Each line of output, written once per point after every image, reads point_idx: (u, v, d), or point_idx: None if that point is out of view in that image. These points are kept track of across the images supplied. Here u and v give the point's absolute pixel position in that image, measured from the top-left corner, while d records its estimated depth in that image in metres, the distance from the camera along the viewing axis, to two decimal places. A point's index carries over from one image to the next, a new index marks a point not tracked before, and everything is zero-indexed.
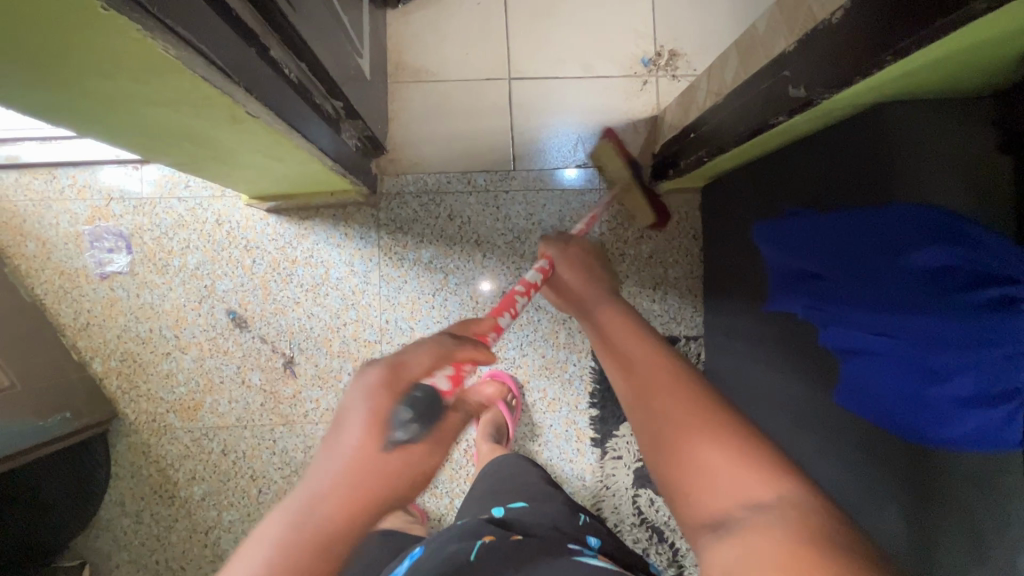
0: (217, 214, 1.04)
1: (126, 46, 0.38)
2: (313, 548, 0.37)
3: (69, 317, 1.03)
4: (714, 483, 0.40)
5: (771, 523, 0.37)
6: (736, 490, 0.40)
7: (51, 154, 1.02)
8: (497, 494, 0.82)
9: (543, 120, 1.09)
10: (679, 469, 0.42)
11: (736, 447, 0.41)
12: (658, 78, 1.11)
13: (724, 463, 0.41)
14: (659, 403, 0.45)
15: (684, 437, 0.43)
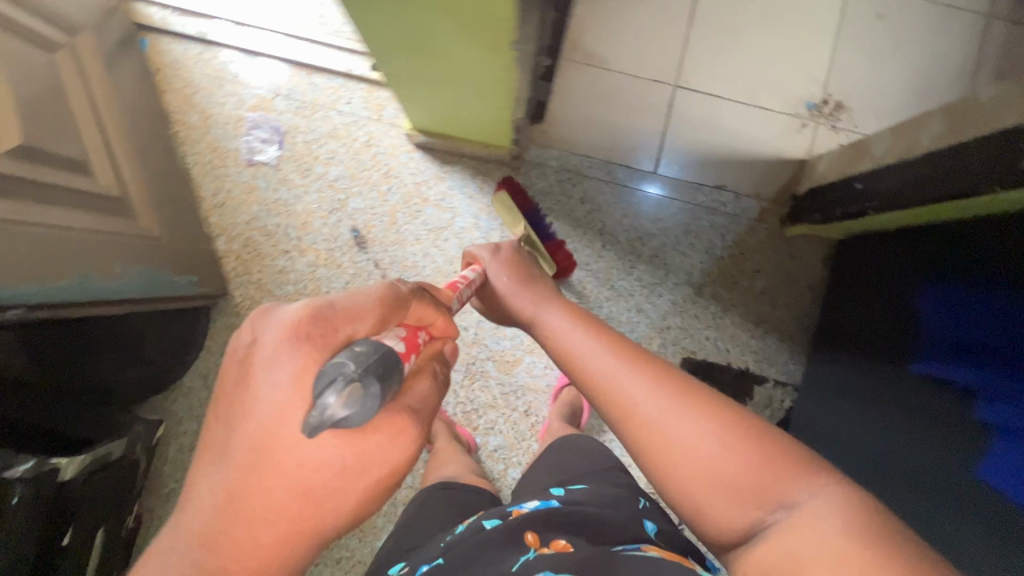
0: (369, 135, 1.08)
1: None
2: (260, 485, 0.44)
3: (208, 191, 1.08)
4: (720, 474, 0.51)
5: (824, 512, 0.46)
6: (745, 480, 0.50)
7: (238, 39, 1.07)
8: (560, 471, 0.84)
9: (696, 133, 1.11)
10: (682, 475, 0.53)
11: (724, 444, 0.52)
12: (818, 124, 1.10)
13: (724, 455, 0.52)
14: (637, 414, 0.57)
15: (677, 444, 0.54)
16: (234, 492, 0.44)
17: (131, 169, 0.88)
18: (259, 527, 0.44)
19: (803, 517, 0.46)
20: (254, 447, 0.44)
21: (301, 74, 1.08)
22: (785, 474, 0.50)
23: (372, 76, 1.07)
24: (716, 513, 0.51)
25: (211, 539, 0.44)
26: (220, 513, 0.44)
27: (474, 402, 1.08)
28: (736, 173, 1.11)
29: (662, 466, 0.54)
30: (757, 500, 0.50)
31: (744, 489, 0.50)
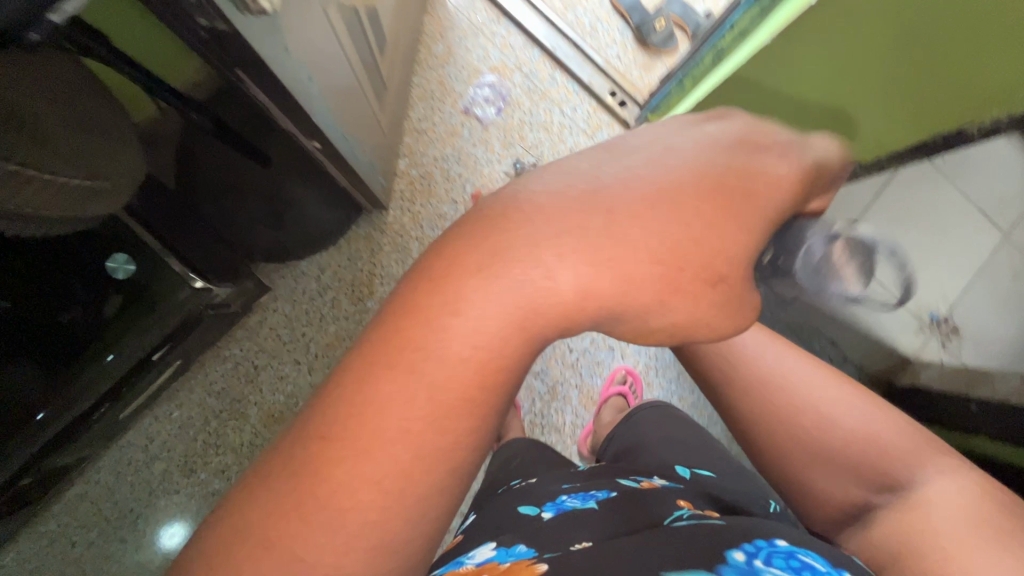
0: (576, 144, 1.14)
1: None
2: (533, 244, 0.29)
3: (417, 114, 1.10)
4: (858, 442, 0.51)
5: (960, 504, 0.42)
6: (885, 455, 0.49)
7: (511, 5, 1.13)
8: (666, 454, 0.71)
9: (837, 291, 1.20)
10: (801, 458, 0.54)
11: (858, 408, 0.53)
12: (934, 336, 1.18)
13: (882, 431, 0.51)
14: (780, 369, 0.59)
15: (814, 405, 0.55)
16: (595, 215, 0.30)
17: (395, 65, 0.91)
18: (537, 273, 0.29)
19: (919, 502, 0.43)
20: (655, 189, 0.31)
21: (548, 63, 1.14)
22: (927, 454, 0.48)
23: (605, 98, 1.13)
24: (843, 482, 0.51)
25: (512, 223, 0.30)
26: (557, 218, 0.30)
27: (546, 419, 1.09)
28: (852, 340, 1.20)
29: (786, 416, 0.56)
30: (872, 480, 0.49)
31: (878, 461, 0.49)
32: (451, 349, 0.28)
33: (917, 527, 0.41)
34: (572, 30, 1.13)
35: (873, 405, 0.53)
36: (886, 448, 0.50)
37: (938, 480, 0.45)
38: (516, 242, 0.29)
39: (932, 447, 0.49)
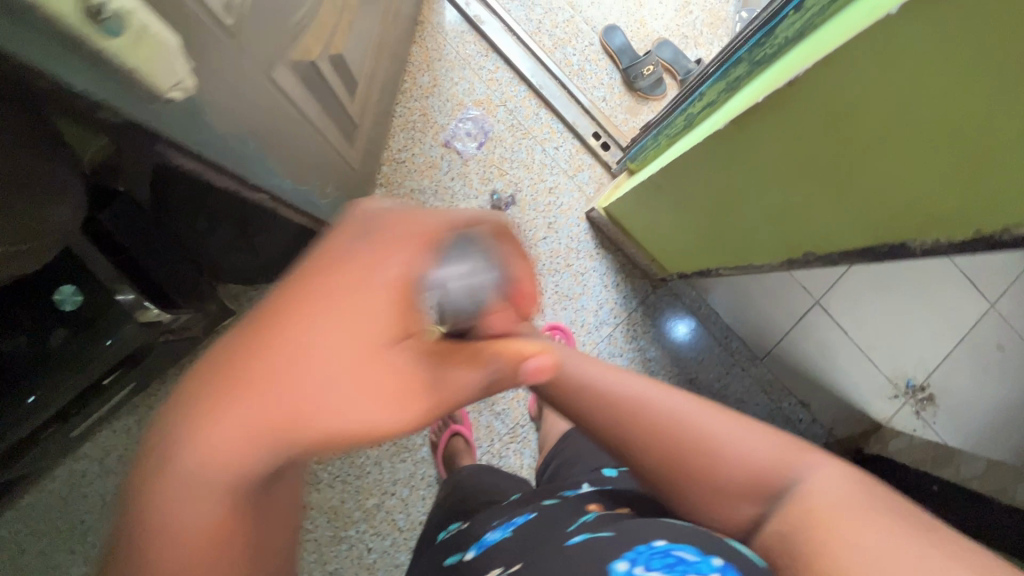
0: (555, 184, 1.12)
1: (914, 226, 0.47)
2: (203, 415, 0.27)
3: (397, 144, 1.10)
4: (740, 454, 0.48)
5: (853, 499, 0.41)
6: (764, 463, 0.47)
7: (500, 39, 1.12)
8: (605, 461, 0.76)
9: (812, 350, 1.18)
10: (688, 478, 0.49)
11: (715, 416, 0.50)
12: (906, 403, 1.17)
13: (753, 441, 0.49)
14: (633, 393, 0.52)
15: (676, 416, 0.50)
16: (325, 317, 0.28)
17: (370, 102, 0.91)
18: (232, 448, 0.27)
19: (807, 495, 0.43)
20: (379, 279, 0.29)
21: (533, 100, 1.12)
22: (796, 453, 0.47)
23: (589, 140, 1.12)
24: (731, 498, 0.48)
25: (187, 424, 0.27)
26: (305, 296, 0.28)
27: (502, 460, 1.09)
28: (821, 400, 1.18)
29: (642, 431, 0.51)
30: (756, 493, 0.47)
31: (758, 470, 0.47)
32: (190, 487, 0.27)
33: (822, 517, 0.40)
34: (559, 69, 1.12)
35: (740, 418, 0.51)
36: (759, 456, 0.47)
37: (819, 473, 0.44)
38: (264, 352, 0.27)
39: (798, 444, 0.48)
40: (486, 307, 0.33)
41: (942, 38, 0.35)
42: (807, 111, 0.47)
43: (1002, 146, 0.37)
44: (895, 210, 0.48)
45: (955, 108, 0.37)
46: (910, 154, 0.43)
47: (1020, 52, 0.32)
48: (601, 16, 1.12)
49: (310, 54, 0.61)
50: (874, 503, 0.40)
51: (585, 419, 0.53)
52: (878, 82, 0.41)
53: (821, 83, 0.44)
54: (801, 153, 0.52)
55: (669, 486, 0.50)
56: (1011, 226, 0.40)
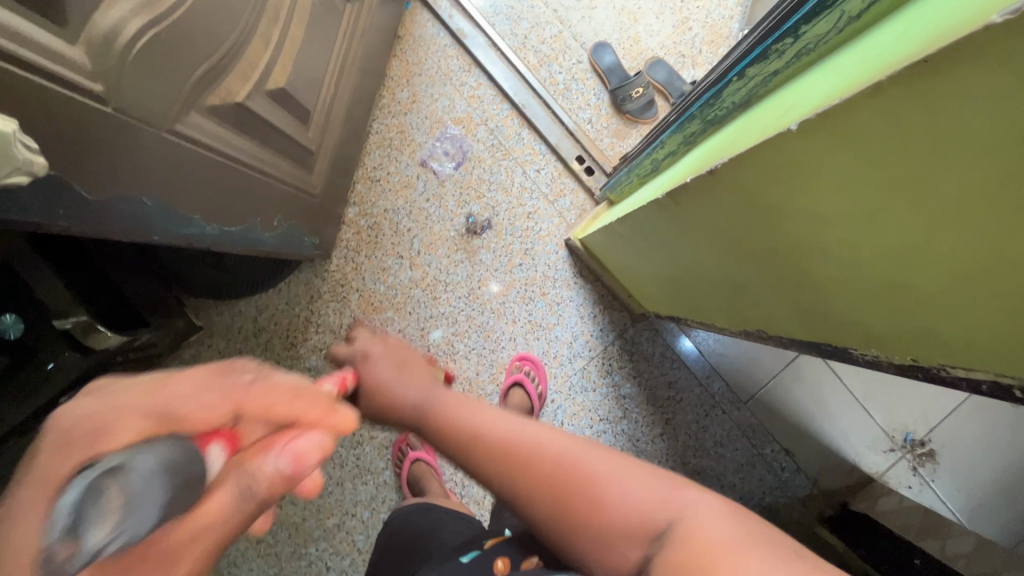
0: (534, 209, 1.07)
1: (853, 331, 0.41)
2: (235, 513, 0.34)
3: (372, 162, 1.06)
4: (621, 491, 0.43)
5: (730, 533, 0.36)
6: (646, 502, 0.42)
7: (484, 54, 1.06)
8: None
9: (801, 397, 1.11)
10: (575, 529, 0.43)
11: (598, 458, 0.45)
12: (903, 457, 1.08)
13: (638, 479, 0.43)
14: (532, 443, 0.48)
15: (561, 456, 0.46)
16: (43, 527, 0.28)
17: (332, 124, 0.88)
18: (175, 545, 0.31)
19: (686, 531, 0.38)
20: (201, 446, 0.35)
21: (515, 119, 1.07)
22: (678, 486, 0.42)
23: (572, 163, 1.06)
24: (613, 538, 0.42)
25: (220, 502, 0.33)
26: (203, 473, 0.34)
27: (464, 489, 1.07)
28: (808, 449, 1.11)
29: (518, 470, 0.47)
30: (644, 535, 0.40)
31: (642, 511, 0.41)
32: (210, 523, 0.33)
33: (702, 545, 0.36)
34: (543, 88, 1.07)
35: (634, 461, 0.45)
36: (648, 502, 0.41)
37: (695, 504, 0.40)
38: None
39: (686, 480, 0.43)
40: (221, 456, 0.36)
41: (851, 156, 0.30)
42: (733, 199, 0.42)
43: (928, 281, 0.32)
44: (832, 317, 0.42)
45: (877, 234, 0.32)
46: (838, 268, 0.37)
47: (931, 189, 0.27)
48: (592, 32, 1.07)
49: (235, 95, 0.58)
50: (744, 539, 0.36)
51: (475, 467, 0.50)
52: (796, 192, 0.36)
53: (743, 176, 0.39)
54: (734, 239, 0.46)
55: (554, 532, 0.45)
56: (947, 366, 0.35)
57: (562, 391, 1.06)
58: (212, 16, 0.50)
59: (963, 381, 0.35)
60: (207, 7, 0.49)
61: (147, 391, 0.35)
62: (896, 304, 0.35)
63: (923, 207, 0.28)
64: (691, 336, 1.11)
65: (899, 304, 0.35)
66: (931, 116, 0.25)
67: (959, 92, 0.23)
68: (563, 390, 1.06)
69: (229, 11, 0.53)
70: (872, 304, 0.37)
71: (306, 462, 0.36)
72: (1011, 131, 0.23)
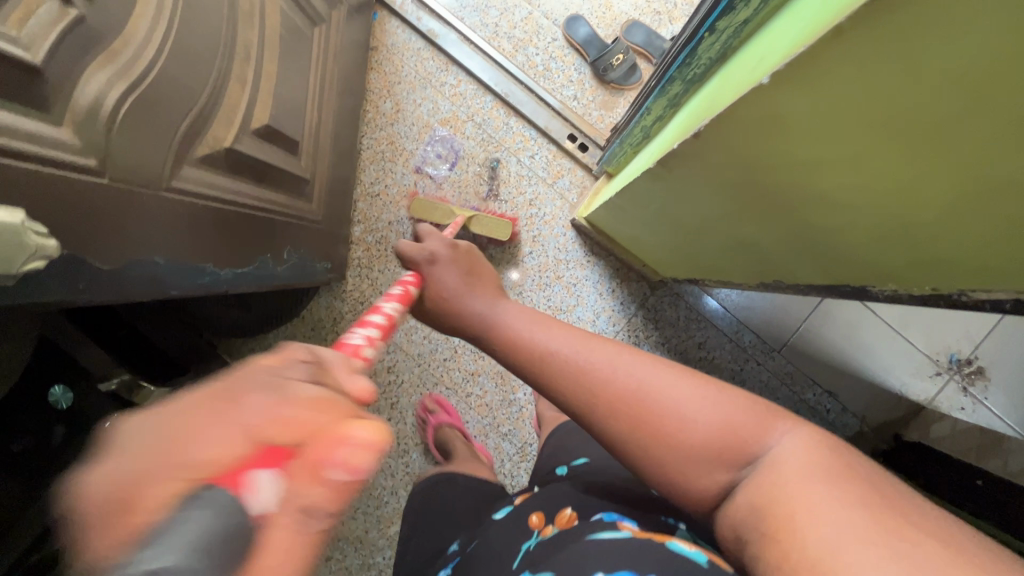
0: (536, 195, 1.07)
1: (863, 268, 0.41)
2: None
3: (369, 178, 1.07)
4: (705, 419, 0.42)
5: (823, 468, 0.35)
6: (720, 425, 0.41)
7: (458, 50, 1.05)
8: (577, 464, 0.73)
9: (835, 336, 1.09)
10: (655, 448, 0.43)
11: (675, 379, 0.45)
12: (950, 379, 1.06)
13: (719, 409, 0.42)
14: (618, 369, 0.47)
15: (642, 383, 0.45)
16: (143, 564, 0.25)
17: (323, 147, 0.89)
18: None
19: (774, 462, 0.38)
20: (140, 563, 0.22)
21: (501, 110, 1.06)
22: (765, 418, 0.41)
23: (565, 143, 1.05)
24: (694, 462, 0.41)
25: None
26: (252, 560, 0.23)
27: (514, 479, 1.09)
28: (852, 387, 1.09)
29: (600, 387, 0.47)
30: (728, 457, 0.40)
31: (723, 437, 0.41)
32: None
33: (778, 494, 0.36)
34: (523, 73, 1.05)
35: (708, 381, 0.45)
36: (726, 418, 0.41)
37: (781, 441, 0.39)
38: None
39: (770, 409, 0.42)
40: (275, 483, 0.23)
41: (828, 103, 0.30)
42: (720, 162, 0.42)
43: (919, 210, 0.32)
44: (843, 260, 0.42)
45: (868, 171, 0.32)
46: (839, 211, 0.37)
47: (906, 121, 0.28)
48: (562, 8, 1.05)
49: (223, 141, 0.59)
50: (840, 473, 0.35)
51: (544, 381, 0.52)
52: (782, 145, 0.35)
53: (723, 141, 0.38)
54: (733, 199, 0.46)
55: (625, 448, 0.45)
56: (965, 291, 0.35)
57: None
58: (184, 73, 0.51)
59: (986, 302, 0.35)
60: (178, 67, 0.50)
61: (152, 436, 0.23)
62: (896, 240, 0.35)
63: (907, 144, 0.29)
64: (715, 293, 1.09)
65: (897, 238, 0.35)
66: (909, 54, 0.25)
67: (936, 24, 0.23)
68: None
69: (201, 63, 0.54)
70: (874, 241, 0.37)
71: (362, 463, 0.24)
72: (995, 60, 0.23)
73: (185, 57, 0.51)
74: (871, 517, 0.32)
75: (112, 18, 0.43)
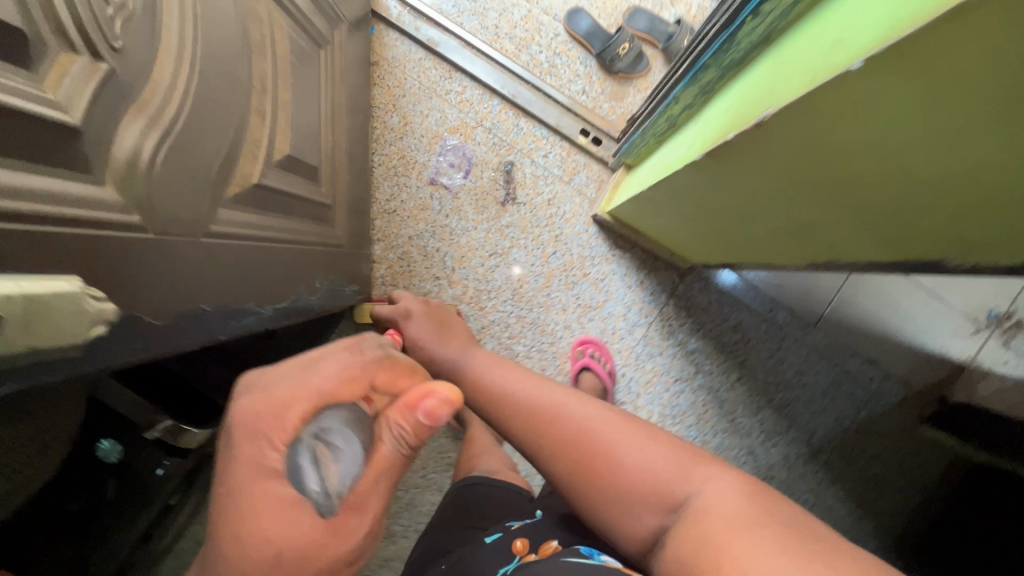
0: (554, 194, 1.05)
1: (939, 242, 0.40)
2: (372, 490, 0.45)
3: (384, 195, 1.06)
4: (638, 463, 0.47)
5: (740, 508, 0.40)
6: (651, 471, 0.46)
7: (460, 56, 1.04)
8: None
9: (870, 304, 1.07)
10: (595, 488, 0.48)
11: (619, 426, 0.51)
12: (991, 335, 1.03)
13: (651, 452, 0.48)
14: (568, 413, 0.53)
15: (586, 425, 0.52)
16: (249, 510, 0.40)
17: (340, 170, 0.88)
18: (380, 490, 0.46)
19: (696, 503, 0.42)
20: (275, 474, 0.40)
21: (509, 112, 1.05)
22: (692, 463, 0.46)
23: (578, 138, 1.04)
24: (630, 504, 0.46)
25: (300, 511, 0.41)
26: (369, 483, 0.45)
27: None
28: (892, 354, 1.07)
29: (552, 432, 0.53)
30: (658, 502, 0.45)
31: (653, 481, 0.46)
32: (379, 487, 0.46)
33: (698, 534, 0.39)
34: (528, 72, 1.04)
35: (643, 428, 0.51)
36: (658, 462, 0.47)
37: (703, 486, 0.43)
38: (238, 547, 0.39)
39: (697, 456, 0.47)
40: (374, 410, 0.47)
41: (896, 105, 0.28)
42: (778, 152, 0.40)
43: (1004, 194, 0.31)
44: (915, 237, 0.40)
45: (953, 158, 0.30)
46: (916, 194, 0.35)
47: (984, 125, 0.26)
48: (561, 1, 1.03)
49: (251, 177, 0.58)
50: (756, 515, 0.39)
51: (505, 425, 0.58)
52: (853, 136, 0.33)
53: (784, 131, 0.37)
54: (789, 184, 0.45)
55: (572, 488, 0.50)
56: None
57: (629, 362, 1.06)
58: (209, 115, 0.50)
59: None
60: (203, 111, 0.49)
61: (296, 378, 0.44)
62: (980, 217, 0.34)
63: (987, 144, 0.27)
64: (744, 274, 1.08)
65: (981, 215, 0.34)
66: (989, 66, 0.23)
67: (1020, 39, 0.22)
68: (629, 359, 1.06)
69: (223, 103, 0.53)
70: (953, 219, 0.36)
71: (437, 415, 0.46)
72: None
73: (207, 99, 0.50)
74: (783, 554, 0.35)
75: (138, 71, 0.42)
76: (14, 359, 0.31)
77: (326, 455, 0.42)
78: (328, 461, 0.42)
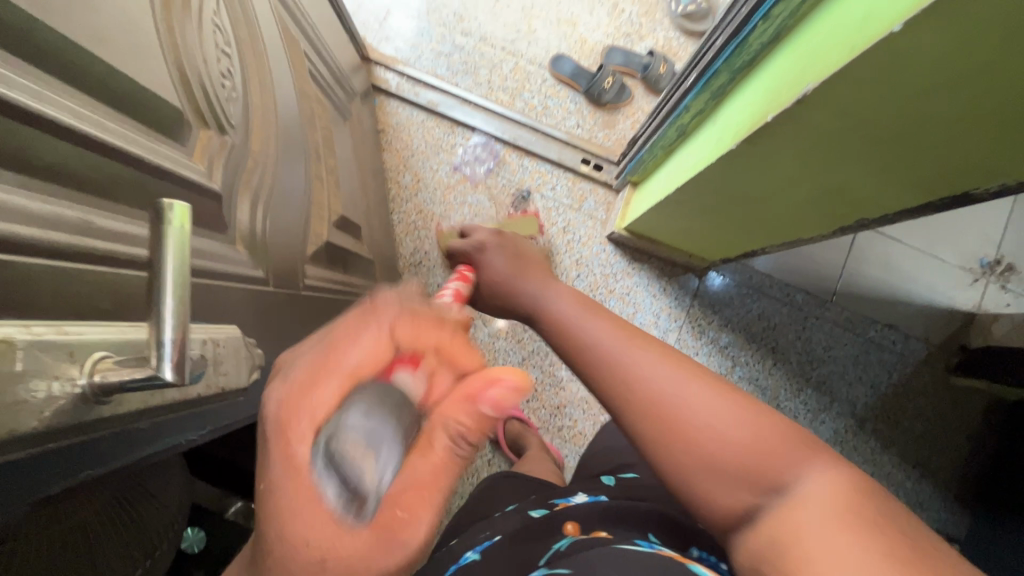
0: (567, 222, 1.12)
1: (960, 177, 0.46)
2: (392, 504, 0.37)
3: (408, 249, 1.11)
4: (734, 449, 0.39)
5: (860, 522, 0.32)
6: (752, 455, 0.38)
7: (460, 112, 1.12)
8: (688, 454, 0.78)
9: (874, 272, 1.14)
10: (676, 460, 0.41)
11: (693, 383, 0.43)
12: (988, 282, 1.12)
13: (750, 435, 0.39)
14: (654, 370, 0.45)
15: (676, 390, 0.43)
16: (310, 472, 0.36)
17: (374, 230, 0.93)
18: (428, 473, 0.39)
19: (811, 508, 0.34)
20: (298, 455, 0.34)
21: (513, 154, 1.13)
22: (801, 455, 0.38)
23: (580, 168, 1.12)
24: (718, 489, 0.39)
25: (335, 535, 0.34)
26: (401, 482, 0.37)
27: None
28: (908, 315, 1.14)
29: (632, 390, 0.45)
30: (756, 491, 0.37)
31: (751, 470, 0.38)
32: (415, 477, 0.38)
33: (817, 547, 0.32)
34: (525, 116, 1.13)
35: (742, 400, 0.42)
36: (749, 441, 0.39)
37: (820, 487, 0.35)
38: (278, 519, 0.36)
39: (803, 442, 0.38)
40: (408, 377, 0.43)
41: (927, 54, 0.35)
42: (820, 124, 0.46)
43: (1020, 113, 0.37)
44: (943, 175, 0.47)
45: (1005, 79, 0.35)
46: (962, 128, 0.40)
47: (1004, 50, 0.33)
48: (543, 52, 1.14)
49: (322, 235, 0.63)
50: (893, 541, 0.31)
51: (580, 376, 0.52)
52: (886, 90, 0.39)
53: (823, 102, 0.43)
54: (820, 155, 0.51)
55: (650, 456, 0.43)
56: None
57: None
58: (290, 181, 0.55)
59: None
60: (286, 177, 0.54)
61: (332, 355, 0.39)
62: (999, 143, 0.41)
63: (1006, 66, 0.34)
64: (756, 264, 1.14)
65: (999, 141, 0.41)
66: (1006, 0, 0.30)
67: None
68: None
69: (297, 170, 0.57)
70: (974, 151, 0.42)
71: (504, 404, 0.40)
72: None
73: (288, 166, 0.54)
74: None
75: (245, 142, 0.46)
76: (205, 401, 0.33)
77: (360, 453, 0.35)
78: (353, 445, 0.35)
